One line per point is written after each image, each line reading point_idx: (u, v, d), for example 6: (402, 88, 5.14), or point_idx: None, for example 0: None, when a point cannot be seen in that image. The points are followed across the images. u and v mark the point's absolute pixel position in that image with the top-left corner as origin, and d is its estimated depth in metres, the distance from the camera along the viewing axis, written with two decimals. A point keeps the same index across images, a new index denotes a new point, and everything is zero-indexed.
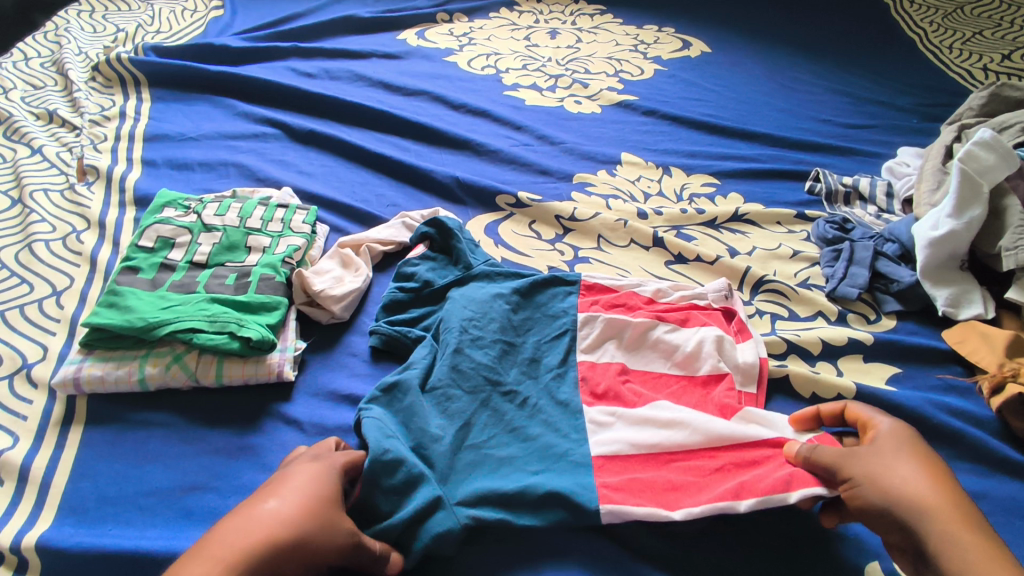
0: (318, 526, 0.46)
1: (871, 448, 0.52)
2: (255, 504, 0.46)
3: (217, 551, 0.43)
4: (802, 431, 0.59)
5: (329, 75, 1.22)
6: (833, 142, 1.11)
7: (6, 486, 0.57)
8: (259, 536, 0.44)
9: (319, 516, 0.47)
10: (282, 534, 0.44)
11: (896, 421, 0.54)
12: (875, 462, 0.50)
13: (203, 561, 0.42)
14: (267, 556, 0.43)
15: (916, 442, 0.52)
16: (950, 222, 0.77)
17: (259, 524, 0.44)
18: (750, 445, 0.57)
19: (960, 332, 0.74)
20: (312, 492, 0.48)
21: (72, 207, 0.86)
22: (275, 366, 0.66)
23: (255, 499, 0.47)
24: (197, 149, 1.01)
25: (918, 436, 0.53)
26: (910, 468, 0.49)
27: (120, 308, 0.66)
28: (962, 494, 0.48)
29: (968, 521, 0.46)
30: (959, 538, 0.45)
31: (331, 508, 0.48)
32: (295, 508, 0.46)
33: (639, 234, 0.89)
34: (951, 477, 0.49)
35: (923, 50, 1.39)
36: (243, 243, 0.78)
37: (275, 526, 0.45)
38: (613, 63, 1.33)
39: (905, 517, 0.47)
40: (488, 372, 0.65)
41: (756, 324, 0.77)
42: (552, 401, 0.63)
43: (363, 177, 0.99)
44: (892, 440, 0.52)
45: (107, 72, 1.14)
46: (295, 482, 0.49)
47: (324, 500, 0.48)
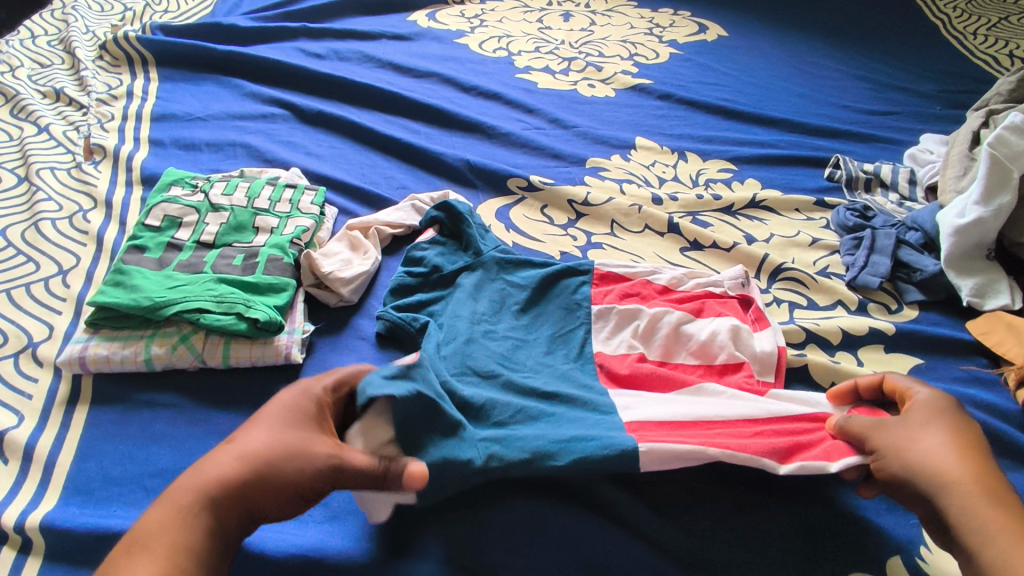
0: (274, 449, 0.46)
1: (903, 419, 0.50)
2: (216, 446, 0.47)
3: (172, 492, 0.44)
4: (840, 407, 0.57)
5: (338, 56, 1.20)
6: (853, 128, 1.08)
7: (11, 466, 0.56)
8: (210, 472, 0.45)
9: (276, 441, 0.46)
10: (232, 465, 0.45)
11: (933, 392, 0.53)
12: (903, 434, 0.49)
13: (166, 506, 0.44)
14: (217, 489, 0.44)
15: (951, 413, 0.50)
16: (977, 209, 0.75)
17: (211, 461, 0.45)
18: (789, 419, 0.55)
19: (985, 324, 0.73)
20: (272, 421, 0.48)
21: (79, 186, 0.85)
22: (283, 348, 0.65)
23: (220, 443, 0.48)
24: (205, 129, 1.00)
25: (955, 409, 0.51)
26: (940, 440, 0.48)
27: (126, 288, 0.65)
28: (990, 467, 0.46)
29: (992, 494, 0.44)
30: (978, 511, 0.44)
31: (294, 431, 0.47)
32: (248, 439, 0.46)
33: (654, 220, 0.87)
34: (982, 451, 0.48)
35: (946, 36, 1.36)
36: (250, 223, 0.76)
37: (222, 459, 0.45)
38: (627, 46, 1.31)
39: (926, 489, 0.46)
40: (504, 366, 0.62)
41: (773, 312, 0.75)
42: (573, 386, 0.61)
43: (372, 159, 0.97)
44: (924, 412, 0.51)
45: (114, 51, 1.13)
46: (257, 417, 0.49)
47: (285, 423, 0.48)
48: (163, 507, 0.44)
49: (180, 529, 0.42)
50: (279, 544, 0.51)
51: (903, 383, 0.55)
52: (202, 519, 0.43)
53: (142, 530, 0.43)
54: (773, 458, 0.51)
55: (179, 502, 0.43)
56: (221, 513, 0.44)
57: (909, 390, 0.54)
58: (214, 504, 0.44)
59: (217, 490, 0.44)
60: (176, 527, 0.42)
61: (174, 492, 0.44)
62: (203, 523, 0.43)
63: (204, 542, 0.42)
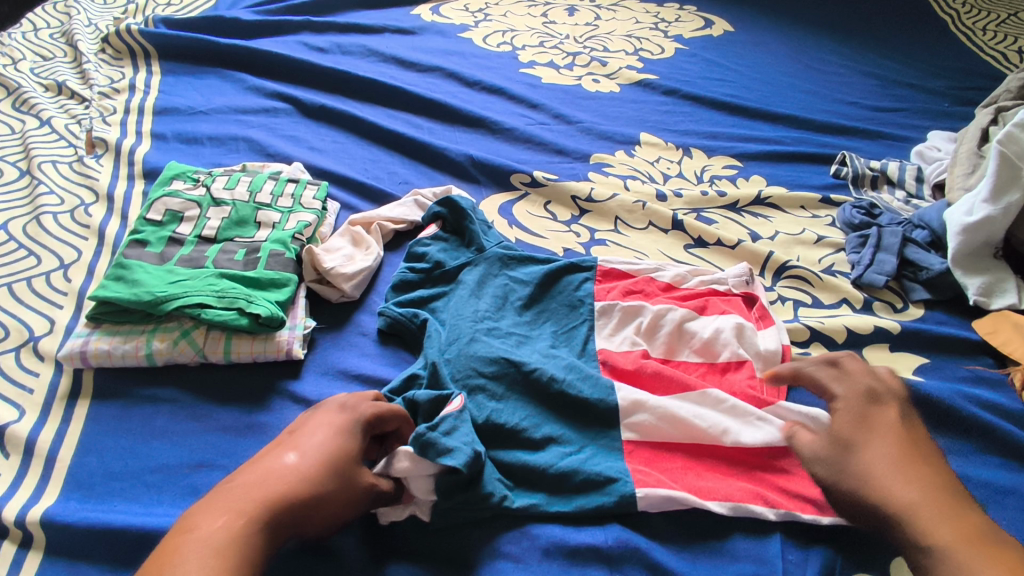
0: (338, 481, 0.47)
1: (839, 437, 0.51)
2: (273, 460, 0.47)
3: (235, 501, 0.43)
4: None
5: (341, 50, 1.19)
6: (860, 125, 1.07)
7: (12, 460, 0.56)
8: (273, 490, 0.44)
9: (332, 470, 0.47)
10: (299, 488, 0.45)
11: (853, 395, 0.54)
12: (838, 458, 0.50)
13: (221, 513, 0.43)
14: (283, 508, 0.44)
15: (876, 418, 0.51)
16: (986, 207, 0.75)
17: (275, 478, 0.45)
18: (784, 455, 0.56)
19: (991, 323, 0.72)
20: (335, 448, 0.49)
21: (80, 180, 0.85)
22: (284, 344, 0.65)
23: (272, 456, 0.47)
24: (207, 123, 0.99)
25: (879, 409, 0.52)
26: (877, 452, 0.49)
27: (128, 282, 0.65)
28: (926, 471, 0.47)
29: (932, 508, 0.45)
30: (925, 531, 0.44)
31: (353, 461, 0.49)
32: (313, 464, 0.47)
33: (658, 216, 0.86)
34: (918, 451, 0.49)
35: (955, 32, 1.34)
36: (252, 218, 0.76)
37: (289, 478, 0.45)
38: (632, 41, 1.30)
39: (880, 510, 0.47)
40: (509, 363, 0.61)
41: (778, 310, 0.75)
42: (576, 374, 0.61)
43: (375, 154, 0.97)
44: (855, 423, 0.51)
45: (117, 43, 1.12)
46: (315, 437, 0.49)
47: (344, 453, 0.49)
48: (226, 514, 0.42)
49: (247, 544, 0.42)
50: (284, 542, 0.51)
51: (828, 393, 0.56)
52: (263, 536, 0.43)
53: (203, 535, 0.41)
54: (756, 504, 0.53)
55: (245, 513, 0.43)
56: (279, 534, 0.44)
57: (834, 394, 0.55)
58: (276, 523, 0.44)
59: (283, 510, 0.44)
60: (242, 539, 0.41)
61: (238, 502, 0.43)
62: (262, 540, 0.43)
63: (260, 560, 0.42)
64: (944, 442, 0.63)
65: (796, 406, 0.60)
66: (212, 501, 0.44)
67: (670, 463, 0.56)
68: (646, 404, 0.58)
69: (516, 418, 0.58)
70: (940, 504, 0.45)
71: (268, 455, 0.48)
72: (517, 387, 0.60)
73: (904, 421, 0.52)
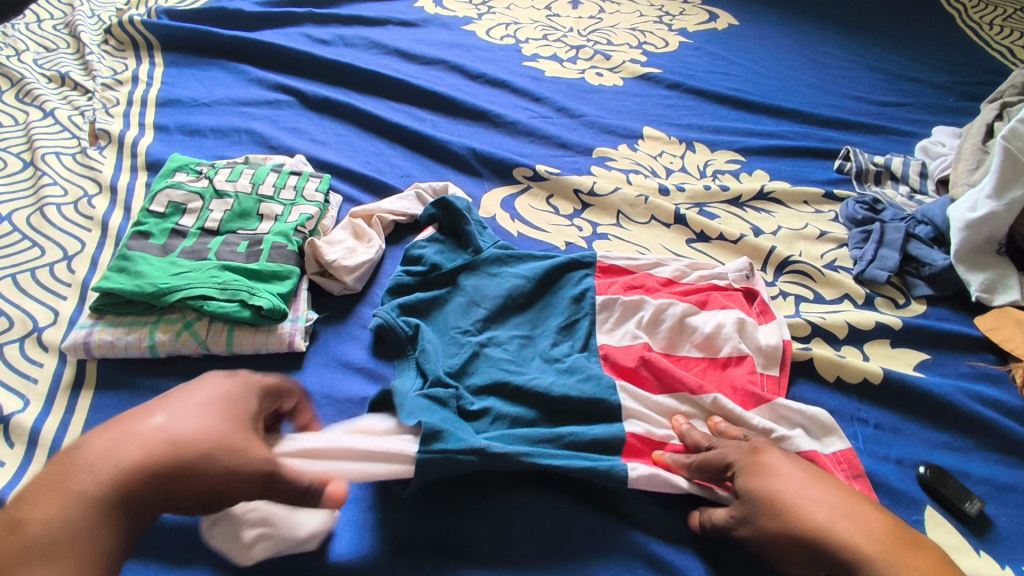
0: (211, 448, 0.44)
1: (748, 500, 0.47)
2: (134, 424, 0.44)
3: (79, 485, 0.41)
4: (829, 438, 0.59)
5: (344, 42, 1.19)
6: (865, 120, 1.06)
7: (17, 449, 0.57)
8: (115, 467, 0.42)
9: (196, 439, 0.44)
10: (152, 462, 0.43)
11: (736, 452, 0.51)
12: (756, 511, 0.47)
13: (59, 500, 0.41)
14: (140, 484, 0.42)
15: (764, 465, 0.49)
16: (989, 203, 0.75)
17: (131, 446, 0.43)
18: None
19: (993, 319, 0.72)
20: (212, 414, 0.46)
21: (84, 171, 0.85)
22: (286, 336, 0.65)
23: (133, 418, 0.45)
24: (210, 115, 0.99)
25: (767, 455, 0.50)
26: (789, 495, 0.46)
27: (131, 274, 0.65)
28: (836, 499, 0.46)
29: (851, 536, 0.44)
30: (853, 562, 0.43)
31: (224, 429, 0.46)
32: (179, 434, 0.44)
33: (661, 211, 0.86)
34: (814, 476, 0.48)
35: (962, 26, 1.33)
36: (255, 211, 0.76)
37: (146, 449, 0.43)
38: (636, 34, 1.29)
39: (813, 555, 0.44)
40: (505, 372, 0.63)
41: (779, 306, 0.75)
42: (578, 376, 0.62)
43: (377, 146, 0.97)
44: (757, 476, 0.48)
45: (119, 34, 1.12)
46: (190, 403, 0.47)
47: (226, 422, 0.46)
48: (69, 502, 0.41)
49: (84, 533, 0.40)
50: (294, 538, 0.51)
51: (706, 462, 0.52)
52: (106, 522, 0.41)
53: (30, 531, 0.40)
54: None
55: (89, 497, 0.41)
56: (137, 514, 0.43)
57: (726, 461, 0.51)
58: (130, 500, 0.42)
59: (137, 484, 0.42)
60: (82, 524, 0.41)
61: (79, 485, 0.41)
62: (115, 525, 0.42)
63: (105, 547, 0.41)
64: (944, 438, 0.63)
65: (792, 405, 0.60)
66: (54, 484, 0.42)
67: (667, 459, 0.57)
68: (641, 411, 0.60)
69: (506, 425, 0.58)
70: (854, 522, 0.45)
71: (131, 417, 0.45)
72: (515, 397, 0.61)
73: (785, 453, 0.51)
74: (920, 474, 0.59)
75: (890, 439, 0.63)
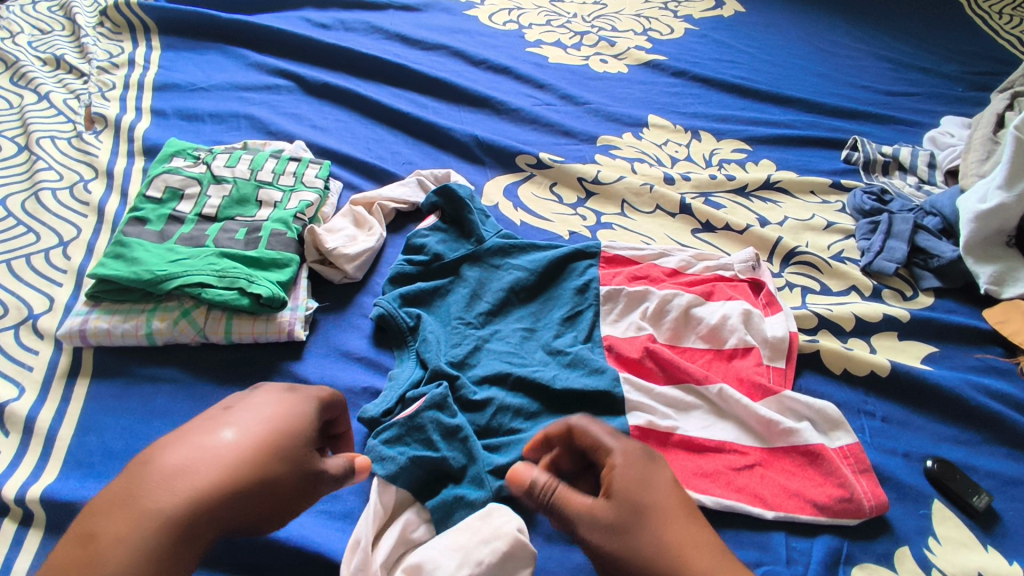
0: (271, 457, 0.43)
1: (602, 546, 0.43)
2: (205, 437, 0.43)
3: (149, 503, 0.39)
4: (837, 436, 0.58)
5: (344, 27, 1.17)
6: (872, 109, 1.05)
7: (12, 438, 0.56)
8: (178, 453, 0.42)
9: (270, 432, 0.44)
10: (232, 467, 0.42)
11: (633, 449, 0.47)
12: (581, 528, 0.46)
13: (127, 505, 0.39)
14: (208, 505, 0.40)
15: (654, 479, 0.45)
16: (1000, 194, 0.73)
17: (207, 462, 0.41)
18: (781, 453, 0.57)
19: (1002, 312, 0.71)
20: (279, 420, 0.45)
21: (79, 156, 0.84)
22: (286, 325, 0.64)
23: (208, 431, 0.44)
24: (208, 100, 0.97)
25: (656, 468, 0.46)
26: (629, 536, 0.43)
27: (127, 260, 0.64)
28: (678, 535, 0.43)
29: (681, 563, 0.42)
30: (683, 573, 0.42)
31: (295, 437, 0.45)
32: (250, 445, 0.43)
33: (666, 200, 0.85)
34: (671, 512, 0.44)
35: (972, 15, 1.32)
36: (254, 197, 0.75)
37: (215, 465, 0.41)
38: (641, 21, 1.27)
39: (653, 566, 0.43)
40: (509, 365, 0.62)
41: (786, 297, 0.74)
42: (581, 368, 0.62)
43: (378, 133, 0.95)
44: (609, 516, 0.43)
45: (115, 17, 1.10)
46: (258, 413, 0.45)
47: (283, 428, 0.45)
48: (134, 515, 0.39)
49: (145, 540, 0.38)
50: (294, 538, 0.49)
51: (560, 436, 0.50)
52: (170, 528, 0.39)
53: (104, 547, 0.37)
54: (753, 505, 0.53)
55: (167, 517, 0.39)
56: (196, 544, 0.40)
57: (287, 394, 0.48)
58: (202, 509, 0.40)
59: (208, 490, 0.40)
60: (147, 548, 0.38)
61: (146, 500, 0.39)
62: (175, 549, 0.39)
63: (156, 539, 0.38)
64: (952, 433, 0.62)
65: (799, 397, 0.59)
66: (132, 483, 0.40)
67: (673, 454, 0.57)
68: (645, 407, 0.59)
69: (508, 418, 0.58)
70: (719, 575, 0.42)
71: (199, 432, 0.44)
72: (518, 389, 0.60)
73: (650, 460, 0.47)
74: (927, 468, 0.58)
75: (897, 433, 0.62)
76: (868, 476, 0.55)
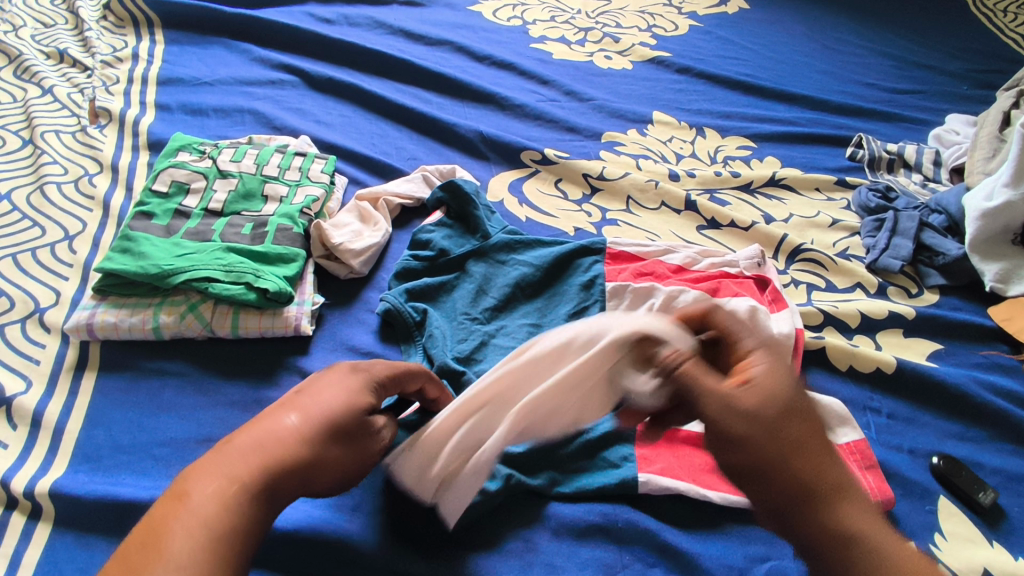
0: (340, 442, 0.44)
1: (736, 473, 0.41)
2: (277, 421, 0.43)
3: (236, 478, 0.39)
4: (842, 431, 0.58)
5: (348, 22, 1.16)
6: (877, 107, 1.05)
7: (20, 431, 0.56)
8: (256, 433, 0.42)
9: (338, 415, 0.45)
10: (307, 450, 0.42)
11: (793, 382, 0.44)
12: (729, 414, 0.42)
13: (212, 478, 0.39)
14: (281, 476, 0.41)
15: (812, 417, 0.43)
16: (1006, 192, 0.74)
17: (284, 444, 0.42)
18: None
19: (1008, 310, 0.71)
20: (347, 403, 0.45)
21: (84, 150, 0.84)
22: (292, 320, 0.64)
23: (280, 413, 0.44)
24: (212, 94, 0.97)
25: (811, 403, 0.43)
26: (776, 484, 0.40)
27: (134, 255, 0.64)
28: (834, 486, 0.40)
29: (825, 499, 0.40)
30: (835, 519, 0.39)
31: (358, 422, 0.45)
32: (322, 428, 0.43)
33: (671, 197, 0.85)
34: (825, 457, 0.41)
35: (976, 13, 1.31)
36: (259, 192, 0.75)
37: (291, 445, 0.42)
38: (645, 17, 1.27)
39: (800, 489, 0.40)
40: None
41: (791, 294, 0.74)
42: None
43: (383, 129, 0.95)
44: (734, 444, 0.41)
45: (118, 11, 1.10)
46: (324, 397, 0.45)
47: (347, 410, 0.45)
48: (220, 481, 0.39)
49: (236, 515, 0.38)
50: (305, 526, 0.50)
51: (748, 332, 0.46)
52: (257, 507, 0.39)
53: (195, 505, 0.37)
54: None
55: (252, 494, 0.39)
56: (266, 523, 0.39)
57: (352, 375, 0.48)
58: (279, 490, 0.40)
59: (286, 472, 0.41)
60: (233, 512, 0.38)
61: (231, 469, 0.39)
62: (253, 512, 0.39)
63: (248, 520, 0.38)
64: (957, 429, 0.62)
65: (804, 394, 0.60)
66: (214, 461, 0.40)
67: (680, 449, 0.57)
68: None
69: None
70: (887, 554, 0.38)
71: (271, 414, 0.44)
72: None
73: (797, 411, 0.42)
74: (932, 465, 0.58)
75: (902, 429, 0.62)
76: (872, 472, 0.56)
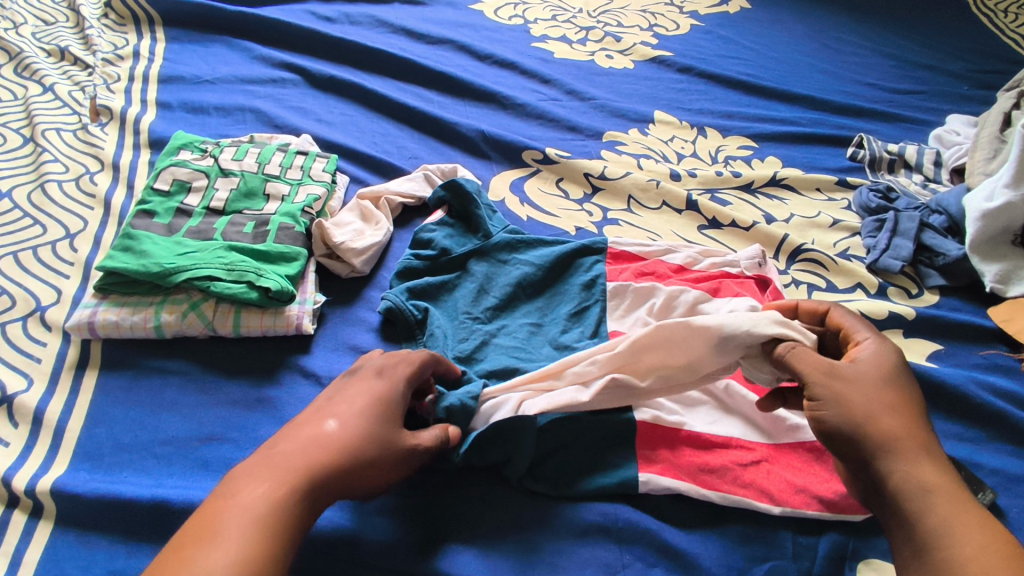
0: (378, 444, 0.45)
1: (828, 432, 0.46)
2: (318, 427, 0.45)
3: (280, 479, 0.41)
4: None
5: (349, 20, 1.16)
6: (878, 107, 1.05)
7: (21, 429, 0.56)
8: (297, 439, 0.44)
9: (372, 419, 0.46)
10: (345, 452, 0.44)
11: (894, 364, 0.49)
12: (843, 389, 0.47)
13: (261, 478, 0.41)
14: (325, 478, 0.43)
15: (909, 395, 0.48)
16: (1007, 193, 0.74)
17: (323, 447, 0.44)
18: (788, 449, 0.57)
19: (1008, 311, 0.71)
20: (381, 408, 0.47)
21: (85, 147, 0.84)
22: (294, 319, 0.64)
23: (318, 418, 0.46)
24: (213, 92, 0.97)
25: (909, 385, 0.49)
26: (886, 456, 0.44)
27: (136, 253, 0.64)
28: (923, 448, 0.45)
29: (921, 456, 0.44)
30: (915, 467, 0.44)
31: (391, 424, 0.47)
32: (358, 431, 0.45)
33: (672, 197, 0.85)
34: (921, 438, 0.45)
35: (977, 14, 1.31)
36: (261, 190, 0.75)
37: (329, 448, 0.44)
38: (647, 16, 1.27)
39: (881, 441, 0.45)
40: (517, 359, 0.62)
41: (792, 294, 0.74)
42: None
43: (384, 127, 0.95)
44: (832, 402, 0.46)
45: (119, 8, 1.10)
46: (357, 403, 0.47)
47: (382, 416, 0.47)
48: (265, 482, 0.41)
49: (283, 512, 0.40)
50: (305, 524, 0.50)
51: (864, 329, 0.53)
52: (300, 505, 0.41)
53: (247, 502, 0.40)
54: (760, 500, 0.54)
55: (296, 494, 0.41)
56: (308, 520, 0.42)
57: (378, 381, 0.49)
58: (319, 489, 0.42)
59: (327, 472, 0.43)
60: (280, 510, 0.40)
61: (275, 471, 0.42)
62: (300, 511, 0.41)
63: (292, 516, 0.41)
64: (956, 430, 0.62)
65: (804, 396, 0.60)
66: (260, 463, 0.42)
67: (681, 447, 0.56)
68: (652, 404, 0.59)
69: None
70: (955, 522, 0.41)
71: (310, 420, 0.46)
72: None
73: (896, 384, 0.48)
74: None
75: None
76: None
